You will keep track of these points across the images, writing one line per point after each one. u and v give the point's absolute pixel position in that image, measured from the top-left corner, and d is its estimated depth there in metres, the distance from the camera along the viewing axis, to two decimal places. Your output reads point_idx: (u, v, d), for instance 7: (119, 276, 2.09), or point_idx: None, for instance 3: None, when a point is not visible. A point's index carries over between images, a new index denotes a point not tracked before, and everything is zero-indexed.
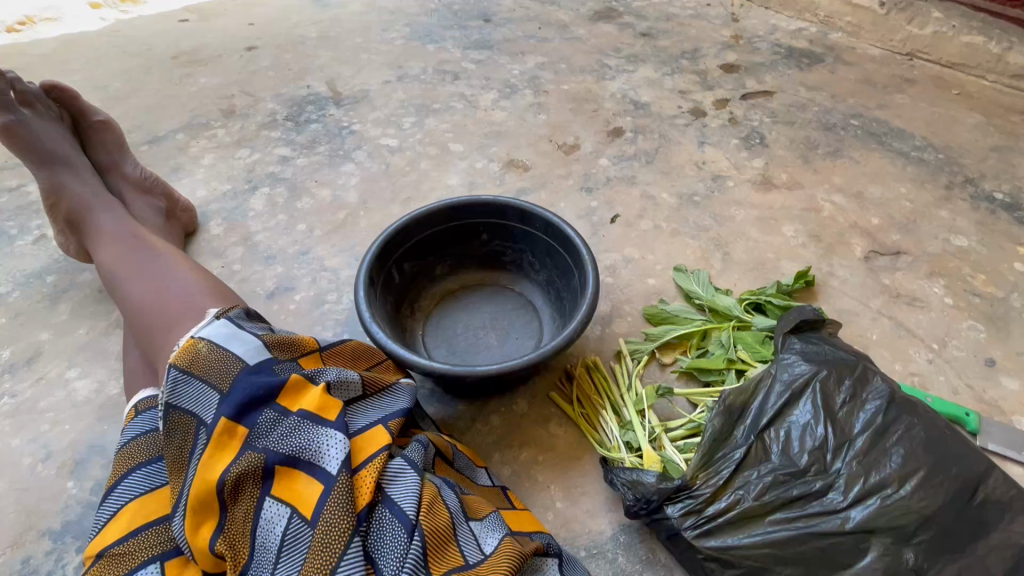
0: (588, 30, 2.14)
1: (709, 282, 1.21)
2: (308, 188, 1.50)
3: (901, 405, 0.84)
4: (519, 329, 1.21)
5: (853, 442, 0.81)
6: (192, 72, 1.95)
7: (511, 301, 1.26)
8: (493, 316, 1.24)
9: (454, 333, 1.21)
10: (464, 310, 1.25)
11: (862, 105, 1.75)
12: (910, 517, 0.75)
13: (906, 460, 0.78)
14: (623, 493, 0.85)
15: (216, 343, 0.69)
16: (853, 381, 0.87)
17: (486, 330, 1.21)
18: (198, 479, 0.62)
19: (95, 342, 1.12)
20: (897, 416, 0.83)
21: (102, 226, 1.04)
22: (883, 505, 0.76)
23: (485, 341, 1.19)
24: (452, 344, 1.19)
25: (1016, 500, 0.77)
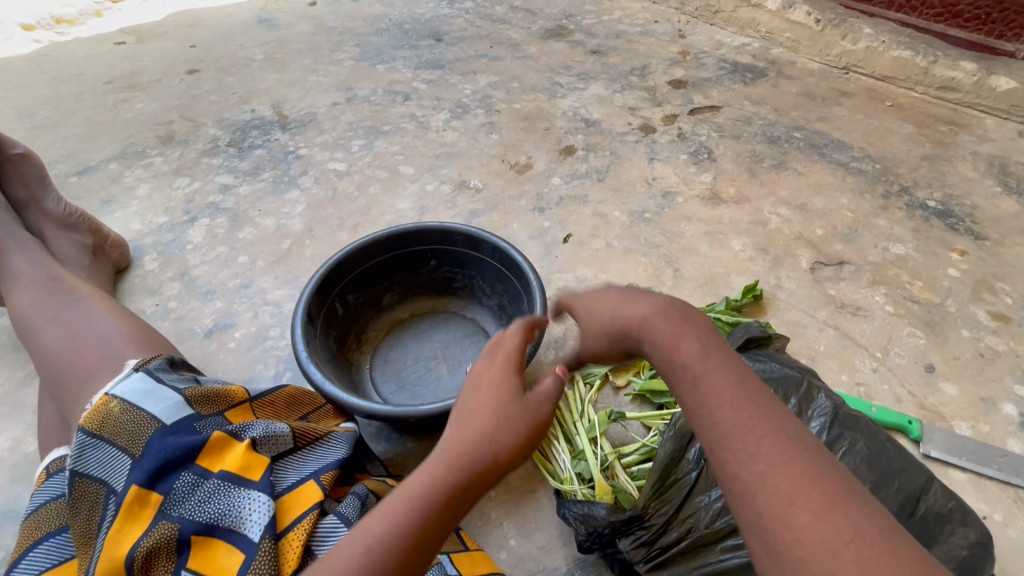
0: (539, 48, 2.15)
1: None
2: (251, 217, 1.44)
3: (843, 422, 0.85)
4: (470, 358, 1.19)
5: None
6: (128, 98, 1.87)
7: (462, 328, 1.24)
8: (444, 344, 1.21)
9: (403, 364, 1.18)
10: (413, 340, 1.23)
11: (804, 118, 1.81)
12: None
13: None
14: (576, 527, 0.84)
15: (130, 402, 0.65)
16: (798, 399, 0.88)
17: (436, 361, 1.18)
18: (104, 556, 0.56)
19: (10, 394, 1.03)
20: (839, 437, 0.84)
21: (16, 268, 0.96)
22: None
23: (436, 372, 1.17)
24: (402, 376, 1.17)
25: (956, 511, 0.78)
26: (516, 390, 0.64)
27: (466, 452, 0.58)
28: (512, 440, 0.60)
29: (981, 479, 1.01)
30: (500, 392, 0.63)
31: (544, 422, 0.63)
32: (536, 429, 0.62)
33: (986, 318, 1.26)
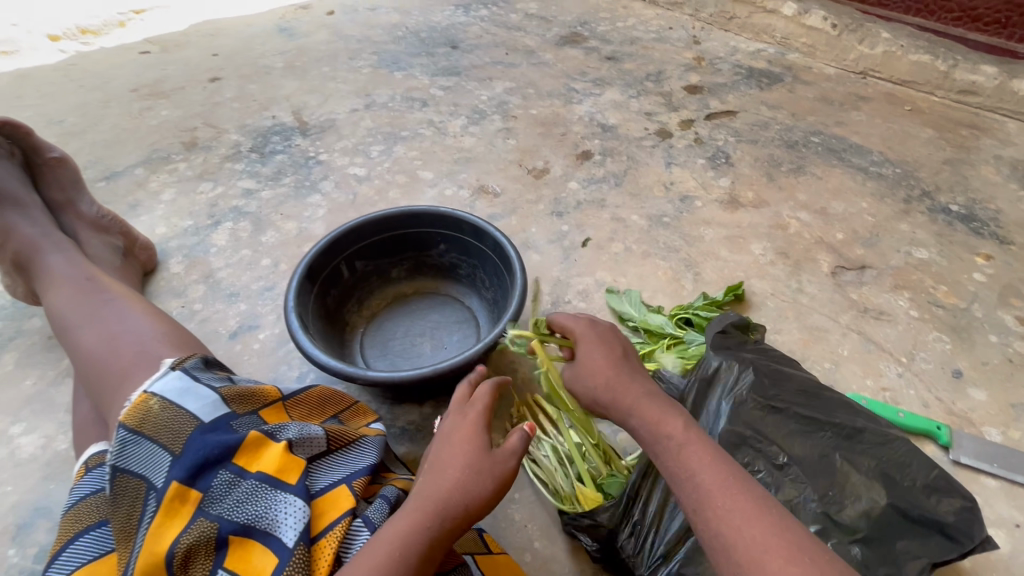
0: (554, 55, 2.17)
1: (641, 301, 1.23)
2: (273, 221, 1.46)
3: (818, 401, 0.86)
4: (455, 343, 1.19)
5: (783, 454, 0.81)
6: (152, 105, 1.91)
7: (457, 313, 1.25)
8: (436, 325, 1.23)
9: (392, 336, 1.20)
10: (409, 315, 1.24)
11: (821, 122, 1.81)
12: (849, 514, 0.77)
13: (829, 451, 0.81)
14: (585, 541, 0.86)
15: (169, 399, 0.66)
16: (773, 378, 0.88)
17: (422, 339, 1.20)
18: (145, 550, 0.57)
19: (43, 393, 1.05)
20: (815, 420, 0.84)
21: (53, 269, 0.99)
22: (823, 509, 0.78)
23: (418, 349, 1.18)
24: (387, 346, 1.19)
25: (941, 480, 0.79)
26: (485, 445, 0.71)
27: (448, 501, 0.65)
28: (484, 491, 0.67)
29: (1013, 486, 1.00)
30: (473, 448, 0.70)
31: (510, 476, 0.70)
32: (503, 481, 0.69)
33: (1014, 323, 1.24)
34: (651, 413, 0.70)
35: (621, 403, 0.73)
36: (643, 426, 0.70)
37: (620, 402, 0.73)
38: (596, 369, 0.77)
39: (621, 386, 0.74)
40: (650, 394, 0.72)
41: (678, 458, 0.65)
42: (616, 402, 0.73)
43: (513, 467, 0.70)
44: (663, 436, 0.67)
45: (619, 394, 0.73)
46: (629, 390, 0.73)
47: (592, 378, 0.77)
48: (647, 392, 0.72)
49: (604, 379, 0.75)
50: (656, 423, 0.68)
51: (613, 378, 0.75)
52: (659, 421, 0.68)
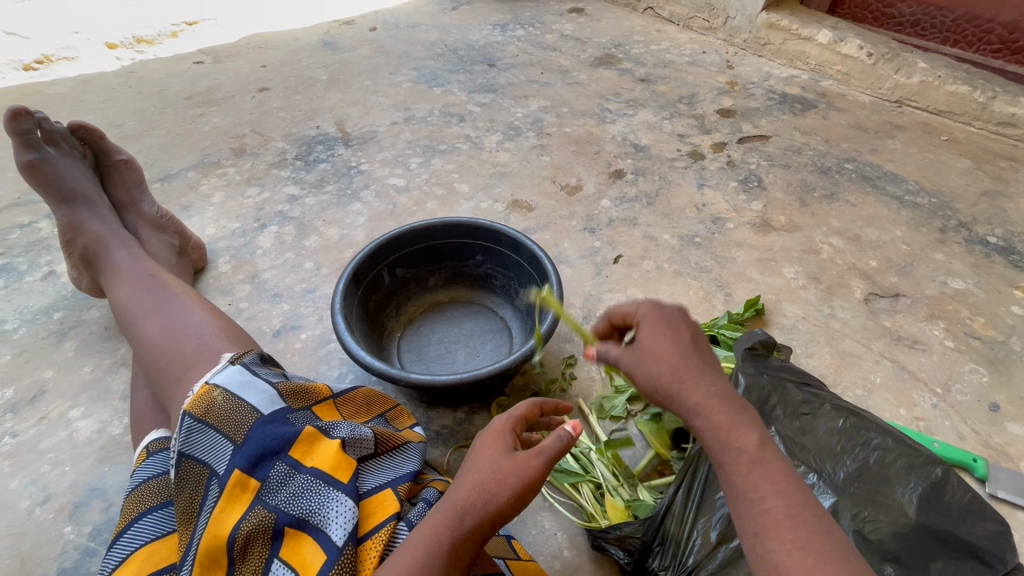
0: (589, 75, 2.22)
1: None
2: (316, 226, 1.53)
3: (851, 418, 0.88)
4: (489, 351, 1.22)
5: (811, 473, 0.83)
6: (204, 112, 2.01)
7: (490, 322, 1.28)
8: (470, 333, 1.26)
9: (428, 341, 1.24)
10: (445, 322, 1.29)
11: (855, 149, 1.81)
12: (883, 532, 0.76)
13: (860, 468, 0.82)
14: (615, 553, 0.87)
15: (231, 391, 0.70)
16: (803, 397, 0.91)
17: (456, 346, 1.23)
18: (208, 532, 0.61)
19: (100, 380, 1.11)
20: (846, 435, 0.86)
21: (118, 264, 1.05)
22: (856, 527, 0.77)
23: (453, 356, 1.21)
24: (423, 351, 1.23)
25: (973, 502, 0.78)
26: (507, 449, 0.69)
27: (473, 504, 0.64)
28: (510, 494, 0.65)
29: None
30: (497, 453, 0.68)
31: (536, 474, 0.67)
32: (530, 484, 0.67)
33: None
34: (719, 422, 0.62)
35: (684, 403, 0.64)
36: (707, 432, 0.62)
37: (684, 402, 0.64)
38: (660, 354, 0.67)
39: (689, 385, 0.64)
40: (721, 398, 0.63)
41: (742, 477, 0.59)
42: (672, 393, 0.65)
43: (540, 467, 0.67)
44: (734, 449, 0.60)
45: (686, 391, 0.64)
46: (693, 397, 0.64)
47: (658, 364, 0.66)
48: (717, 398, 0.63)
49: (673, 369, 0.65)
50: (723, 435, 0.61)
51: (679, 372, 0.65)
52: (728, 435, 0.61)
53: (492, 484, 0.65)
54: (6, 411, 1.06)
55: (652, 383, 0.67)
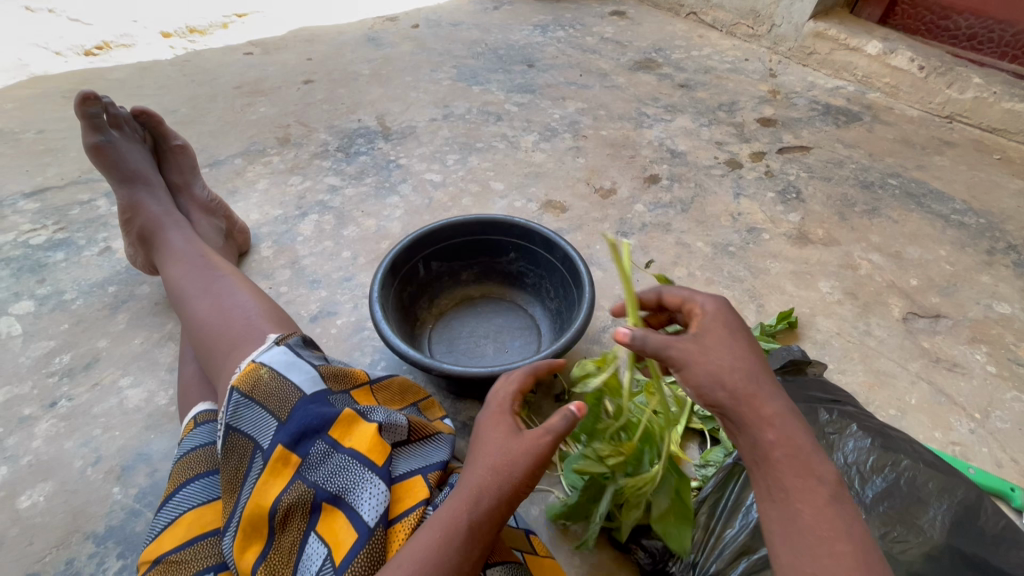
0: (627, 79, 2.22)
1: None
2: (355, 217, 1.57)
3: (882, 439, 0.87)
4: (518, 348, 1.24)
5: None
6: (253, 102, 2.09)
7: (520, 320, 1.30)
8: (500, 329, 1.28)
9: (458, 334, 1.27)
10: (476, 316, 1.31)
11: (900, 165, 1.77)
12: (913, 554, 0.75)
13: (889, 487, 0.81)
14: (638, 555, 0.88)
15: (276, 369, 0.73)
16: (831, 417, 0.91)
17: (486, 340, 1.26)
18: (251, 501, 0.64)
19: (148, 352, 1.17)
20: (879, 456, 0.84)
21: (173, 244, 1.11)
22: (886, 546, 0.75)
23: (482, 350, 1.24)
24: (453, 343, 1.25)
25: (1008, 530, 0.76)
26: (513, 429, 0.69)
27: (491, 487, 0.64)
28: (525, 472, 0.65)
29: None
30: (502, 431, 0.69)
31: (545, 454, 0.66)
32: (539, 463, 0.66)
33: None
34: (797, 443, 0.61)
35: (753, 411, 0.63)
36: (781, 445, 0.61)
37: (756, 408, 0.63)
38: (732, 351, 0.66)
39: (765, 391, 0.64)
40: (792, 415, 0.63)
41: (816, 511, 0.58)
42: (743, 391, 0.63)
43: (551, 443, 0.67)
44: (804, 479, 0.60)
45: (760, 399, 0.63)
46: (771, 406, 0.63)
47: (732, 359, 0.65)
48: (789, 414, 0.63)
49: (750, 369, 0.65)
50: (800, 460, 0.61)
51: (754, 375, 0.64)
52: (806, 461, 0.61)
53: (502, 466, 0.65)
54: (63, 375, 1.13)
55: (722, 374, 0.64)
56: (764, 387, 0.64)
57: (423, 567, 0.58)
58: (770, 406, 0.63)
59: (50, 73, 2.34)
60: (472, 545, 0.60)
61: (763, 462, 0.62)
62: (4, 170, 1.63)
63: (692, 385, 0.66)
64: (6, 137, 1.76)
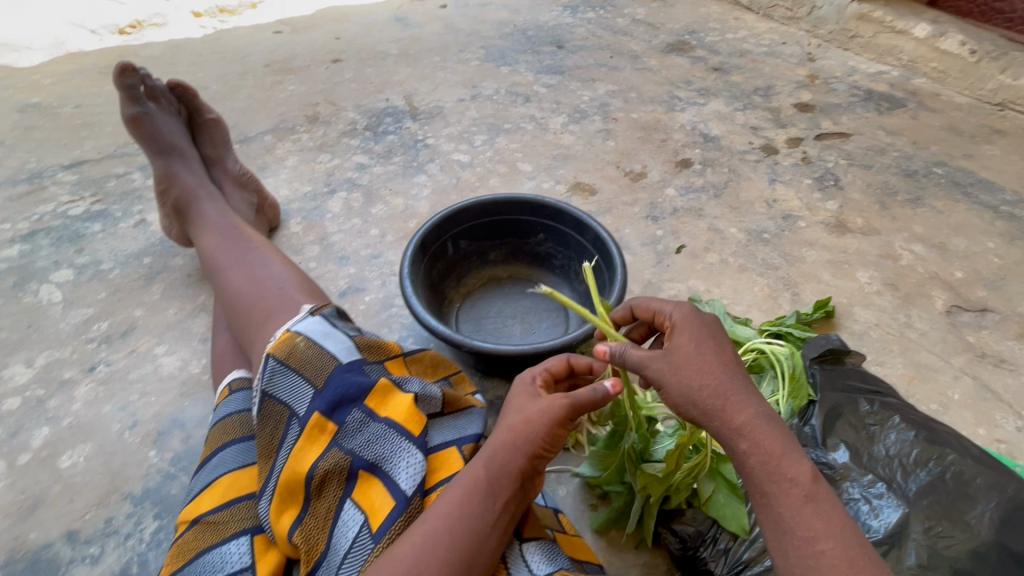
0: (659, 61, 2.16)
1: (725, 313, 1.21)
2: (383, 195, 1.57)
3: (926, 433, 0.84)
4: (545, 329, 1.23)
5: (879, 483, 0.80)
6: (282, 80, 2.09)
7: (547, 302, 1.29)
8: (527, 309, 1.27)
9: (486, 314, 1.26)
10: (503, 296, 1.30)
11: (947, 153, 1.69)
12: (958, 550, 0.72)
13: (934, 481, 0.78)
14: (668, 539, 0.87)
15: (312, 338, 0.73)
16: (871, 410, 0.89)
17: (513, 321, 1.25)
18: (288, 467, 0.64)
19: (182, 322, 1.19)
20: (923, 450, 0.82)
21: (206, 215, 1.12)
22: (928, 542, 0.73)
23: (509, 331, 1.23)
24: (480, 323, 1.25)
25: None
26: (533, 394, 0.69)
27: (507, 444, 0.63)
28: (541, 432, 0.64)
29: None
30: (522, 397, 0.69)
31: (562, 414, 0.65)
32: (559, 423, 0.65)
33: None
34: (770, 447, 0.58)
35: (724, 424, 0.60)
36: (754, 452, 0.59)
37: (727, 418, 0.60)
38: (701, 363, 0.63)
39: (734, 400, 0.61)
40: (769, 419, 0.60)
41: (794, 513, 0.56)
42: (711, 404, 0.61)
43: (563, 404, 0.65)
44: (783, 480, 0.57)
45: (729, 407, 0.60)
46: (740, 413, 0.60)
47: (700, 373, 0.62)
48: (765, 418, 0.60)
49: (719, 381, 0.62)
50: (774, 467, 0.58)
51: (724, 386, 0.61)
52: (780, 465, 0.58)
53: (515, 428, 0.64)
54: (101, 342, 1.15)
55: (692, 390, 0.62)
56: (732, 395, 0.61)
57: (446, 521, 0.58)
58: (741, 412, 0.60)
59: (85, 50, 2.37)
60: (492, 498, 0.60)
61: (742, 469, 0.60)
62: (43, 143, 1.66)
63: (668, 402, 0.65)
64: (45, 111, 1.80)
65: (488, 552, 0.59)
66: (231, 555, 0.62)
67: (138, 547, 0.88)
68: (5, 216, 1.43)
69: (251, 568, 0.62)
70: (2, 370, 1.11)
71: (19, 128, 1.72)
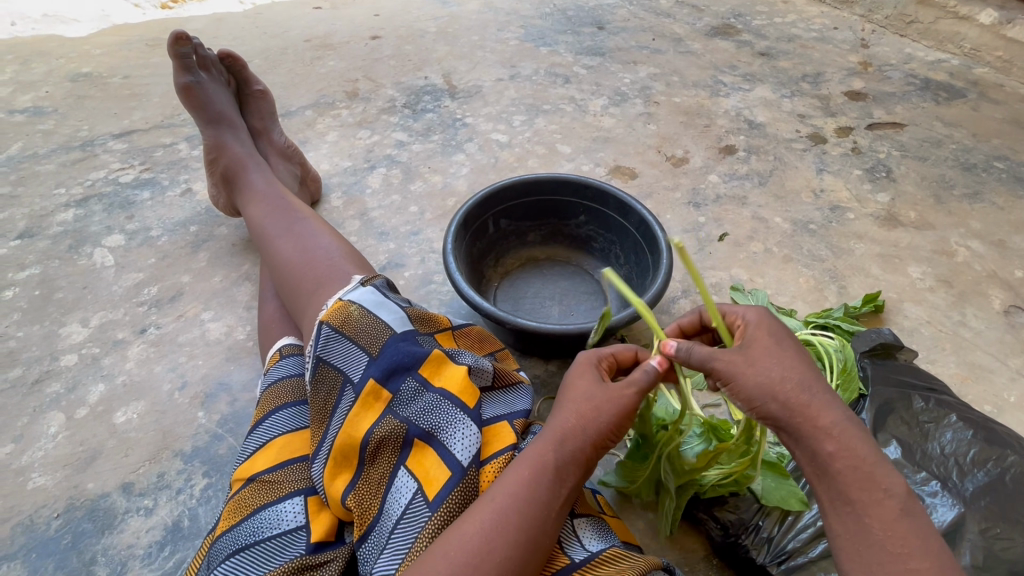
0: (703, 45, 2.10)
1: (767, 303, 1.18)
2: (422, 172, 1.57)
3: (986, 433, 0.81)
4: (583, 311, 1.22)
5: (933, 480, 0.78)
6: (321, 56, 2.10)
7: (586, 285, 1.28)
8: (565, 291, 1.27)
9: (523, 294, 1.26)
10: (541, 278, 1.29)
11: (1009, 147, 1.61)
12: (1017, 553, 0.70)
13: (993, 482, 0.76)
14: (710, 525, 0.87)
15: (366, 307, 0.74)
16: (925, 407, 0.86)
17: (551, 302, 1.24)
18: (344, 432, 0.65)
19: (228, 290, 1.22)
20: (981, 450, 0.79)
21: (255, 184, 1.14)
22: (985, 543, 0.71)
23: (547, 312, 1.23)
24: (518, 302, 1.25)
25: None
26: (599, 378, 0.67)
27: (577, 429, 0.63)
28: (610, 419, 0.63)
29: None
30: (588, 382, 0.66)
31: (630, 404, 0.64)
32: (628, 411, 0.64)
33: None
34: (862, 453, 0.55)
35: (811, 424, 0.56)
36: (842, 456, 0.55)
37: (814, 417, 0.56)
38: (781, 358, 0.59)
39: (822, 399, 0.57)
40: (856, 422, 0.57)
41: (885, 525, 0.54)
42: (797, 400, 0.57)
43: (634, 399, 0.64)
44: (876, 489, 0.55)
45: (817, 408, 0.56)
46: (829, 415, 0.56)
47: (782, 366, 0.58)
48: (853, 422, 0.57)
49: (803, 377, 0.58)
50: (864, 472, 0.55)
51: (809, 384, 0.58)
52: (871, 473, 0.55)
53: (584, 414, 0.63)
54: (151, 305, 1.19)
55: (774, 386, 0.58)
56: (819, 394, 0.58)
57: (516, 502, 0.58)
58: (829, 413, 0.57)
59: (129, 23, 2.40)
60: (560, 482, 0.60)
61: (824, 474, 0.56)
62: (94, 112, 1.70)
63: (741, 399, 0.60)
64: (95, 80, 1.84)
65: (549, 536, 0.58)
66: (286, 514, 0.64)
67: (189, 501, 0.92)
68: (59, 181, 1.47)
69: (306, 528, 0.64)
70: (60, 328, 1.15)
71: (71, 96, 1.77)
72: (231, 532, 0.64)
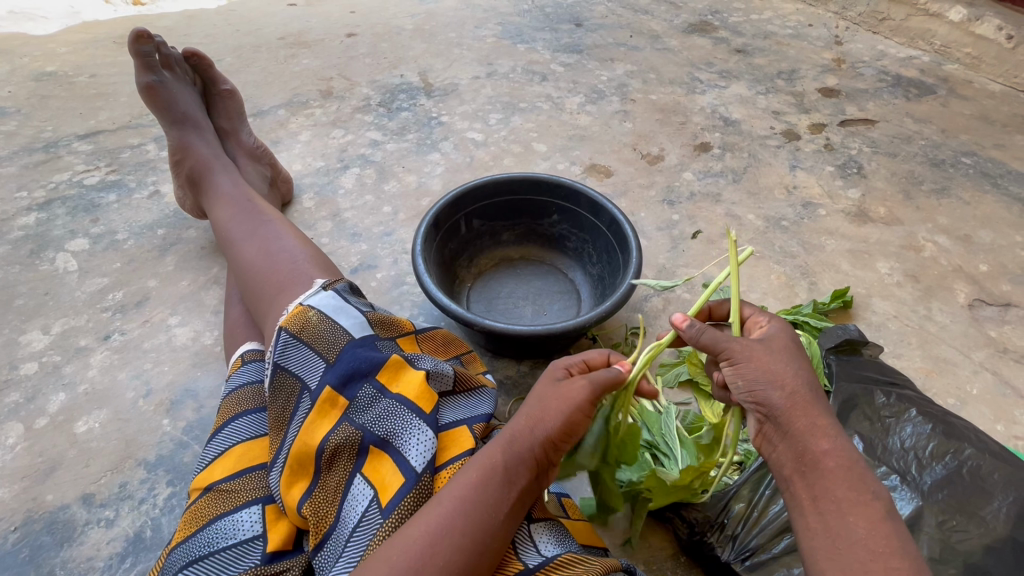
0: (680, 41, 2.10)
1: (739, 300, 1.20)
2: (396, 172, 1.56)
3: (946, 427, 0.82)
4: (555, 311, 1.23)
5: (894, 475, 0.79)
6: (296, 54, 2.06)
7: (558, 284, 1.28)
8: (538, 291, 1.26)
9: (496, 294, 1.26)
10: (515, 278, 1.29)
11: (977, 143, 1.64)
12: (972, 544, 0.71)
13: (951, 476, 0.77)
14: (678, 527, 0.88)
15: (325, 313, 0.73)
16: (889, 403, 0.87)
17: (523, 302, 1.24)
18: (299, 440, 0.64)
19: (196, 294, 1.19)
20: (941, 444, 0.80)
21: (220, 186, 1.12)
22: (941, 535, 0.73)
23: (520, 312, 1.22)
24: (491, 303, 1.24)
25: None
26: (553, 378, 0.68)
27: (526, 431, 0.63)
28: (558, 421, 0.63)
29: None
30: (546, 382, 0.68)
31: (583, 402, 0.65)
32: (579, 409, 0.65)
33: None
34: (853, 455, 0.57)
35: (796, 426, 0.58)
36: (834, 454, 0.57)
37: (810, 416, 0.58)
38: (797, 365, 0.61)
39: (825, 406, 0.59)
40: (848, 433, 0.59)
41: (869, 525, 0.53)
42: (801, 396, 0.59)
43: (585, 388, 0.65)
44: (864, 492, 0.55)
45: (815, 407, 0.58)
46: (826, 416, 0.59)
47: (789, 368, 0.60)
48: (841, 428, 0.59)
49: (805, 389, 0.59)
50: (855, 474, 0.56)
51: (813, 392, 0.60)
52: (861, 475, 0.56)
53: (531, 415, 0.64)
54: (116, 311, 1.16)
55: (781, 375, 0.60)
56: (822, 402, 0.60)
57: (462, 506, 0.58)
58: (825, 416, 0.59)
59: (100, 20, 2.35)
60: (509, 485, 0.60)
61: (813, 470, 0.57)
62: (59, 112, 1.66)
63: (744, 381, 0.61)
64: (60, 80, 1.79)
65: (495, 537, 0.58)
66: (242, 523, 0.63)
67: (152, 512, 0.90)
68: (22, 184, 1.44)
69: (262, 537, 0.63)
70: (20, 336, 1.12)
71: (34, 96, 1.72)
72: (185, 543, 0.63)
